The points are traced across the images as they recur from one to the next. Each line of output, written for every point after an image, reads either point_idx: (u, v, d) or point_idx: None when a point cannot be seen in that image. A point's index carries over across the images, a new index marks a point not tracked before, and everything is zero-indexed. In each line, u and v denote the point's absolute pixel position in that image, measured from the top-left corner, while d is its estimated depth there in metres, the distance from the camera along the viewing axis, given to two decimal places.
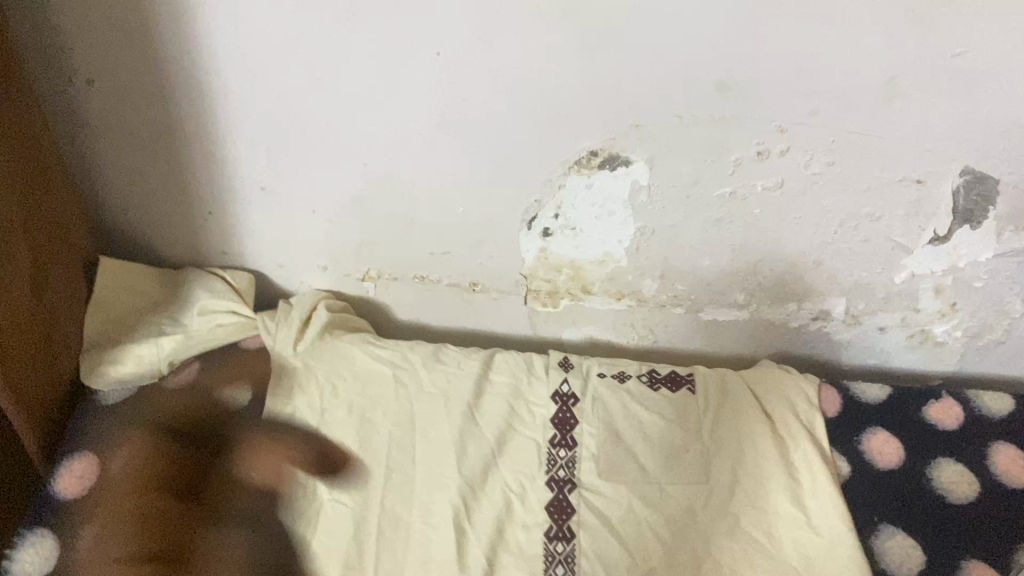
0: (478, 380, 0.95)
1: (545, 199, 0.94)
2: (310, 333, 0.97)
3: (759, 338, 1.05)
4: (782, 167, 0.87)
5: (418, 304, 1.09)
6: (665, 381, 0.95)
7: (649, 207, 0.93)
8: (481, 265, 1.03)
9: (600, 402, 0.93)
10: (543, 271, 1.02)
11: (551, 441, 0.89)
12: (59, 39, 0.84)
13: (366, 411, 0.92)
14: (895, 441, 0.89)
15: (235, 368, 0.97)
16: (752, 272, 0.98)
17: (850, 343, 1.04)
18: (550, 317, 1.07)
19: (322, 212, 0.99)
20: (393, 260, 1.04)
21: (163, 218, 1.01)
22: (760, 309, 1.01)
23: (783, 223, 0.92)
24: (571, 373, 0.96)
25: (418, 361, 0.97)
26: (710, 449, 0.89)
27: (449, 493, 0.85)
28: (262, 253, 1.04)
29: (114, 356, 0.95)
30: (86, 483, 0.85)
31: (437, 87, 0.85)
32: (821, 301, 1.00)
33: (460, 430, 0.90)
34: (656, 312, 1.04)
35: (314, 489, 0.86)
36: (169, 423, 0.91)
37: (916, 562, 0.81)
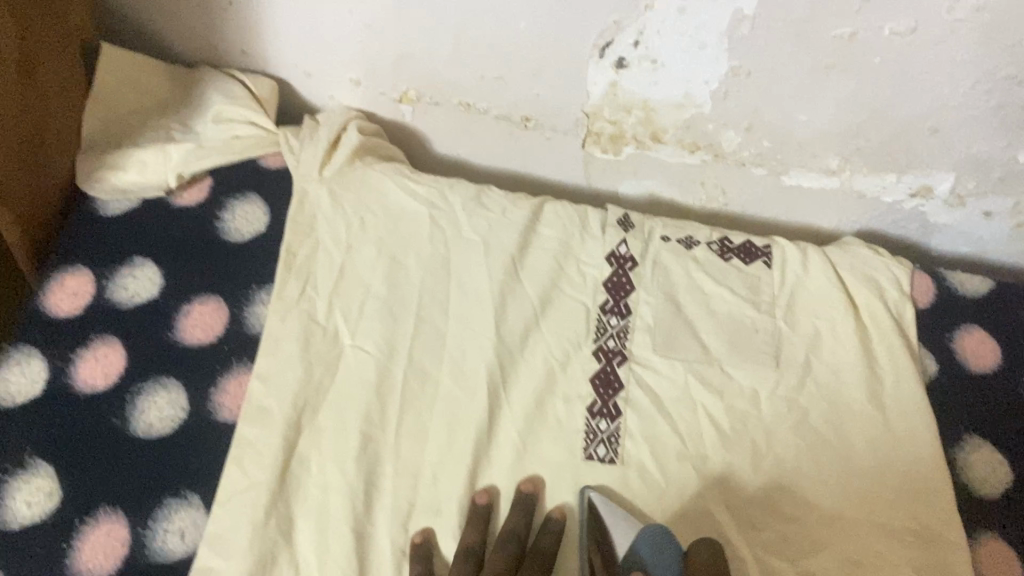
0: (525, 229, 0.84)
1: (625, 21, 0.79)
2: (339, 157, 0.86)
3: (844, 211, 0.92)
4: (919, 9, 0.72)
5: (460, 137, 0.96)
6: (737, 251, 0.84)
7: (748, 44, 0.78)
8: (538, 96, 0.89)
9: (661, 268, 0.82)
10: (608, 110, 0.88)
11: (600, 307, 0.79)
12: None
13: (397, 252, 0.81)
14: (992, 343, 0.79)
15: (252, 189, 0.85)
16: (853, 133, 0.84)
17: (946, 227, 0.91)
18: (609, 165, 0.95)
19: (359, 15, 0.84)
20: (437, 82, 0.90)
21: (177, 7, 0.87)
22: (853, 178, 0.88)
23: (905, 78, 0.78)
24: (630, 234, 0.84)
25: (457, 203, 0.85)
26: (781, 332, 0.79)
27: (485, 352, 0.76)
28: (287, 58, 0.91)
29: (115, 160, 0.83)
30: (80, 301, 0.76)
31: None
32: (925, 176, 0.86)
33: (501, 284, 0.80)
34: (732, 170, 0.91)
35: (335, 332, 0.76)
36: (174, 241, 0.80)
37: (999, 481, 0.71)
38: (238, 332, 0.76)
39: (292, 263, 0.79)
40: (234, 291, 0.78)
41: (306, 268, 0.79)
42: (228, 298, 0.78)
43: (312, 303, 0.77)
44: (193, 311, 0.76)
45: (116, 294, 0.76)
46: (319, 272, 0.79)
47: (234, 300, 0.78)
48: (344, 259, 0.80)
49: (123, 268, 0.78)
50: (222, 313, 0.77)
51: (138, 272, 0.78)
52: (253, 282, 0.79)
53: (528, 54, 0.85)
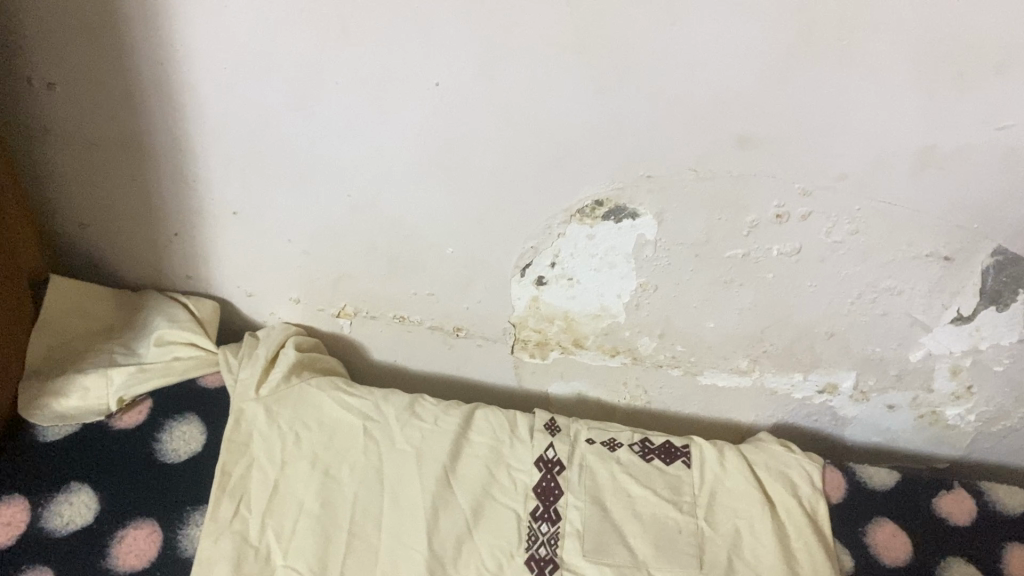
0: (456, 439, 0.87)
1: (541, 246, 0.87)
2: (275, 374, 0.89)
3: (760, 406, 0.98)
4: (801, 233, 0.81)
5: (396, 346, 1.01)
6: (659, 451, 0.88)
7: (654, 263, 0.86)
8: (467, 308, 0.95)
9: (588, 472, 0.85)
10: (533, 319, 0.94)
11: (531, 514, 0.82)
12: (16, 36, 0.77)
13: (330, 467, 0.84)
14: (903, 535, 0.83)
15: (191, 408, 0.88)
16: (759, 337, 0.90)
17: (855, 419, 0.97)
18: (537, 369, 0.99)
19: (298, 242, 0.91)
20: (371, 297, 0.96)
21: (125, 238, 0.93)
22: (764, 377, 0.94)
23: (798, 290, 0.85)
24: (557, 438, 0.88)
25: (390, 415, 0.89)
26: (704, 532, 0.82)
27: (417, 567, 0.77)
28: (229, 280, 0.96)
29: (57, 387, 0.86)
30: (13, 532, 0.76)
31: (430, 118, 0.79)
32: (829, 374, 0.92)
33: (433, 496, 0.82)
34: (651, 372, 0.96)
35: (267, 554, 0.77)
36: (110, 466, 0.82)
37: None
38: (171, 557, 0.77)
39: (226, 483, 0.81)
40: (169, 513, 0.79)
41: (240, 487, 0.81)
42: (162, 523, 0.79)
43: (245, 524, 0.79)
44: (127, 538, 0.77)
45: (51, 523, 0.77)
46: (253, 491, 0.81)
47: (168, 524, 0.79)
48: (279, 476, 0.82)
49: (60, 495, 0.79)
50: (156, 537, 0.78)
51: (74, 500, 0.79)
52: (188, 504, 0.80)
53: (455, 273, 0.92)
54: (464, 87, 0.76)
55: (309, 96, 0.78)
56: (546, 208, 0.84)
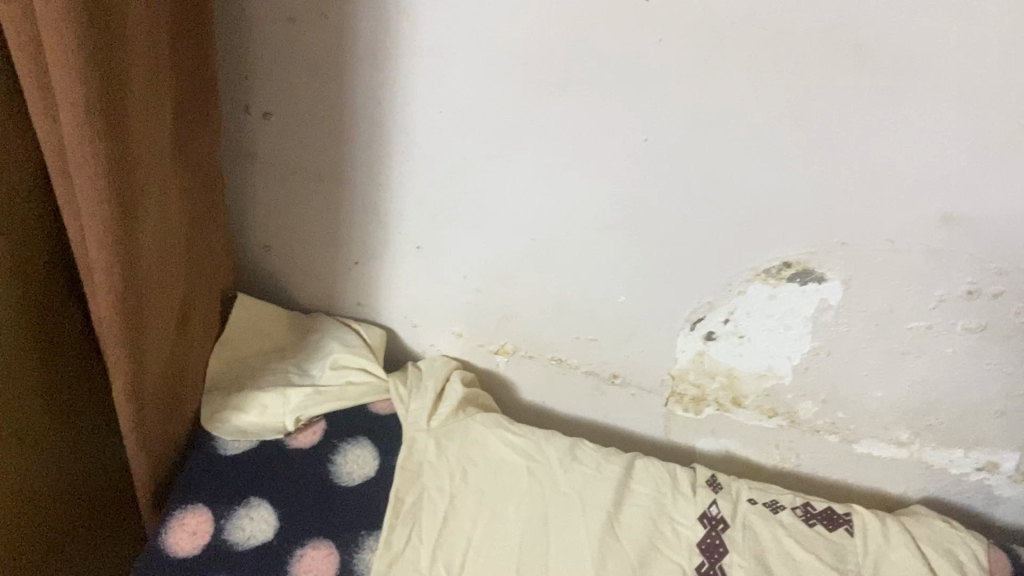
0: (618, 487, 0.88)
1: (717, 302, 0.88)
2: (444, 407, 0.91)
3: (912, 479, 0.97)
4: (990, 310, 0.81)
5: (548, 390, 1.01)
6: (821, 516, 0.88)
7: (832, 328, 0.86)
8: (627, 356, 0.96)
9: (751, 531, 0.85)
10: (694, 374, 0.95)
11: (697, 569, 0.82)
12: (246, 66, 0.81)
13: (497, 504, 0.85)
14: None
15: (363, 433, 0.89)
16: (925, 411, 0.90)
17: (1012, 501, 0.95)
18: (688, 424, 0.99)
19: (473, 279, 0.93)
20: (533, 338, 0.97)
21: (306, 263, 0.96)
22: (923, 450, 0.94)
23: (976, 367, 0.85)
24: (719, 495, 0.88)
25: (553, 456, 0.90)
26: None
27: None
28: (397, 310, 0.98)
29: (238, 402, 0.89)
30: (199, 541, 0.78)
31: (632, 172, 0.81)
32: (992, 452, 0.91)
33: (599, 542, 0.83)
34: (807, 436, 0.96)
35: None
36: (288, 483, 0.84)
37: None
38: None
39: (399, 509, 0.82)
40: (344, 536, 0.81)
41: (412, 515, 0.82)
42: (338, 544, 0.80)
43: (417, 554, 0.80)
44: (306, 557, 0.79)
45: (233, 535, 0.79)
46: (424, 521, 0.82)
47: (344, 545, 0.80)
48: (448, 508, 0.84)
49: (240, 509, 0.81)
50: (333, 558, 0.79)
51: (254, 514, 0.81)
52: (362, 528, 0.82)
53: (623, 321, 0.93)
54: (673, 146, 0.78)
55: (513, 142, 0.81)
56: (729, 266, 0.85)
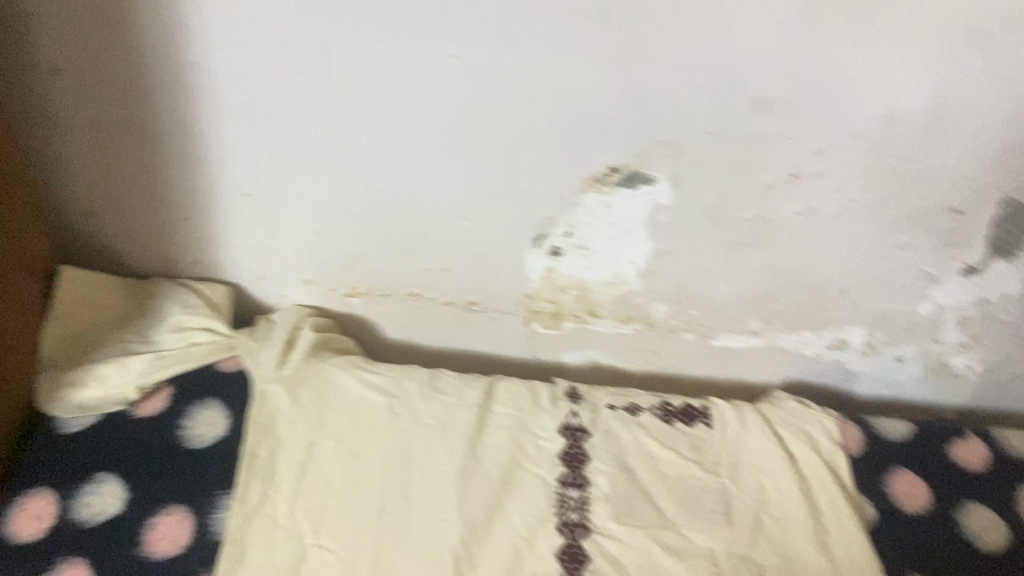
0: (479, 411, 0.88)
1: (557, 216, 0.87)
2: (296, 355, 0.88)
3: (771, 365, 0.99)
4: (814, 191, 0.82)
5: (412, 325, 0.99)
6: (680, 413, 0.90)
7: (669, 228, 0.87)
8: (481, 282, 0.94)
9: (613, 436, 0.87)
10: (547, 291, 0.94)
11: (559, 480, 0.84)
12: (21, 22, 0.75)
13: (357, 444, 0.84)
14: (922, 482, 0.85)
15: (211, 393, 0.87)
16: (771, 298, 0.92)
17: (866, 374, 0.98)
18: (551, 339, 0.99)
19: (310, 222, 0.90)
20: (384, 276, 0.94)
21: (133, 224, 0.92)
22: (776, 336, 0.96)
23: (810, 250, 0.87)
24: (580, 406, 0.90)
25: (414, 390, 0.88)
26: (729, 490, 0.83)
27: (449, 537, 0.79)
28: (238, 264, 0.94)
29: (75, 378, 0.85)
30: (43, 525, 0.75)
31: (447, 92, 0.78)
32: (839, 330, 0.94)
33: (461, 468, 0.83)
34: (664, 337, 0.98)
35: (298, 531, 0.78)
36: (136, 454, 0.82)
37: None
38: (205, 541, 0.77)
39: (253, 464, 0.81)
40: (198, 498, 0.79)
41: (268, 466, 0.81)
42: (193, 508, 0.79)
43: (274, 507, 0.79)
44: (159, 525, 0.77)
45: (80, 514, 0.76)
46: (280, 471, 0.81)
47: (199, 508, 0.79)
48: (305, 458, 0.82)
49: (86, 486, 0.78)
50: (188, 523, 0.78)
51: (102, 489, 0.78)
52: (217, 488, 0.80)
53: (470, 247, 0.90)
54: (482, 59, 0.75)
55: (321, 73, 0.78)
56: (560, 177, 0.83)
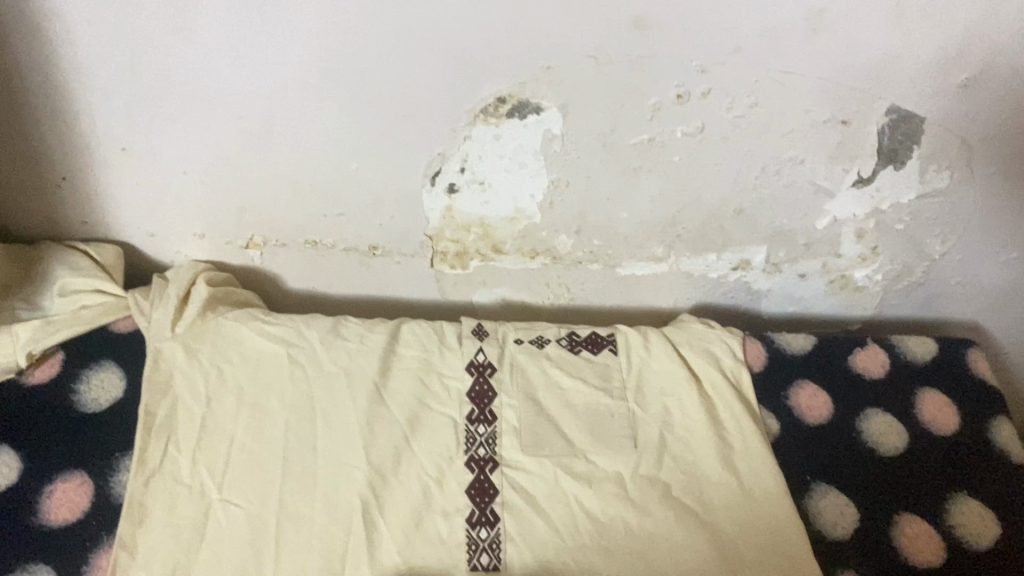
0: (384, 355, 0.87)
1: (448, 152, 0.85)
2: (190, 310, 0.86)
3: (677, 290, 1.00)
4: (702, 110, 0.81)
5: (313, 272, 0.98)
6: (586, 342, 0.90)
7: (563, 158, 0.85)
8: (379, 224, 0.92)
9: (519, 371, 0.87)
10: (449, 230, 0.92)
11: (467, 417, 0.83)
12: None
13: (259, 396, 0.82)
14: (823, 393, 0.86)
15: (106, 355, 0.85)
16: (670, 223, 0.92)
17: (770, 292, 1.00)
18: (459, 280, 0.98)
19: (195, 172, 0.87)
20: (278, 225, 0.92)
21: (10, 185, 0.88)
22: (681, 260, 0.96)
23: (704, 171, 0.86)
24: (486, 342, 0.89)
25: (315, 338, 0.87)
26: (635, 415, 0.84)
27: (356, 482, 0.78)
28: (128, 220, 0.92)
29: None
30: None
31: (318, 30, 0.74)
32: (741, 250, 0.95)
33: (366, 412, 0.82)
34: (571, 269, 0.97)
35: (201, 487, 0.77)
36: (29, 423, 0.79)
37: (849, 522, 0.78)
38: (105, 505, 0.75)
39: (151, 424, 0.79)
40: (97, 462, 0.77)
41: (167, 425, 0.80)
42: (91, 473, 0.77)
43: (176, 464, 0.78)
44: (57, 492, 0.75)
45: None
46: (180, 429, 0.80)
47: (98, 472, 0.77)
48: (204, 413, 0.81)
49: None
50: (87, 488, 0.76)
51: None
52: (116, 450, 0.78)
53: (364, 189, 0.88)
54: None
55: (181, 16, 0.73)
56: (445, 110, 0.81)
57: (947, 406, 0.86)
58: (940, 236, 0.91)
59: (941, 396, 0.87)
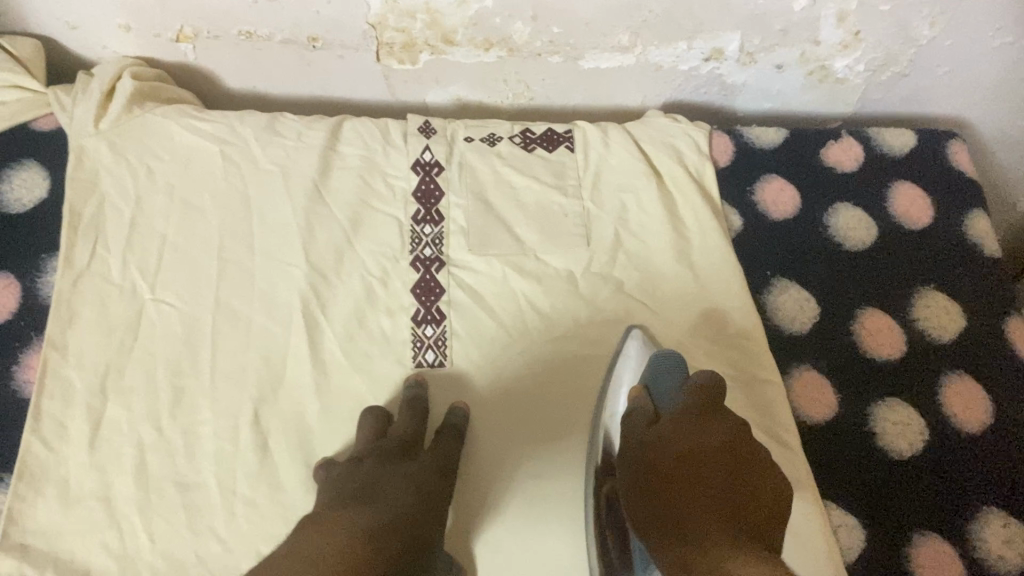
0: (324, 152, 0.81)
1: None
2: (113, 106, 0.80)
3: (644, 87, 0.94)
4: None
5: (251, 68, 0.91)
6: (541, 140, 0.84)
7: None
8: (316, 12, 0.83)
9: (468, 169, 0.82)
10: (393, 17, 0.83)
11: (412, 218, 0.79)
12: None
13: (191, 195, 0.78)
14: (791, 189, 0.82)
15: (28, 155, 0.79)
16: (636, 5, 0.82)
17: (744, 86, 0.93)
18: (408, 75, 0.92)
19: None
20: (204, 13, 0.84)
21: None
22: (648, 51, 0.88)
23: None
24: (434, 140, 0.83)
25: (249, 135, 0.81)
26: (590, 212, 0.80)
27: (295, 282, 0.75)
28: (40, 8, 0.83)
29: None
30: None
31: None
32: (712, 37, 0.86)
33: (305, 212, 0.78)
34: (529, 62, 0.90)
35: (133, 287, 0.74)
36: None
37: (808, 317, 0.75)
38: (33, 305, 0.72)
39: (77, 224, 0.75)
40: (23, 264, 0.74)
41: (94, 226, 0.76)
42: (18, 276, 0.74)
43: (105, 265, 0.74)
44: None
45: None
46: (109, 229, 0.76)
47: (24, 274, 0.74)
48: (134, 212, 0.77)
49: None
50: (15, 291, 0.73)
51: None
52: (42, 251, 0.75)
53: None
54: None
55: None
56: None
57: (921, 200, 0.81)
58: (929, 18, 0.82)
59: (915, 190, 0.82)
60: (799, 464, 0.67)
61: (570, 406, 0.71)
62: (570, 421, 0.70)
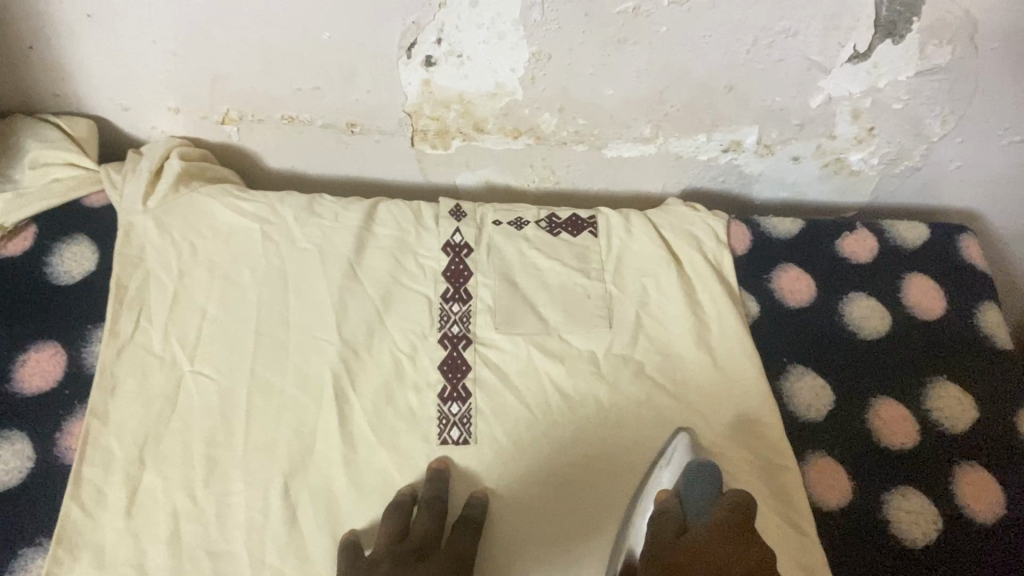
0: (359, 232, 0.85)
1: (423, 20, 0.78)
2: (161, 185, 0.85)
3: (665, 174, 0.98)
4: None
5: (291, 149, 0.96)
6: (566, 225, 0.88)
7: (542, 27, 0.78)
8: (356, 101, 0.88)
9: (496, 251, 0.85)
10: (428, 106, 0.88)
11: (441, 297, 0.82)
12: None
13: (231, 270, 0.82)
14: (805, 278, 0.85)
15: (79, 229, 0.84)
16: (657, 101, 0.87)
17: (761, 176, 0.97)
18: (440, 160, 0.96)
19: (163, 45, 0.83)
20: (251, 98, 0.89)
21: None
22: (669, 142, 0.92)
23: (688, 43, 0.80)
24: (464, 223, 0.87)
25: (289, 215, 0.86)
26: (613, 295, 0.83)
27: (327, 356, 0.78)
28: (98, 91, 0.89)
29: None
30: None
31: None
32: (732, 130, 0.90)
33: (340, 289, 0.82)
34: (556, 150, 0.94)
35: (173, 359, 0.77)
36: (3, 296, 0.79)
37: (822, 404, 0.77)
38: (77, 374, 0.76)
39: (123, 297, 0.79)
40: (69, 334, 0.78)
41: (139, 298, 0.80)
42: (65, 344, 0.77)
43: (148, 337, 0.78)
44: (29, 362, 0.75)
45: None
46: (152, 302, 0.80)
47: (71, 343, 0.77)
48: (176, 286, 0.81)
49: None
50: (61, 358, 0.76)
51: None
52: (88, 321, 0.79)
53: (335, 61, 0.84)
54: None
55: None
56: None
57: (934, 291, 0.84)
58: (940, 116, 0.85)
59: (928, 281, 0.85)
60: (810, 554, 0.68)
61: (592, 488, 0.72)
62: (591, 502, 0.72)
